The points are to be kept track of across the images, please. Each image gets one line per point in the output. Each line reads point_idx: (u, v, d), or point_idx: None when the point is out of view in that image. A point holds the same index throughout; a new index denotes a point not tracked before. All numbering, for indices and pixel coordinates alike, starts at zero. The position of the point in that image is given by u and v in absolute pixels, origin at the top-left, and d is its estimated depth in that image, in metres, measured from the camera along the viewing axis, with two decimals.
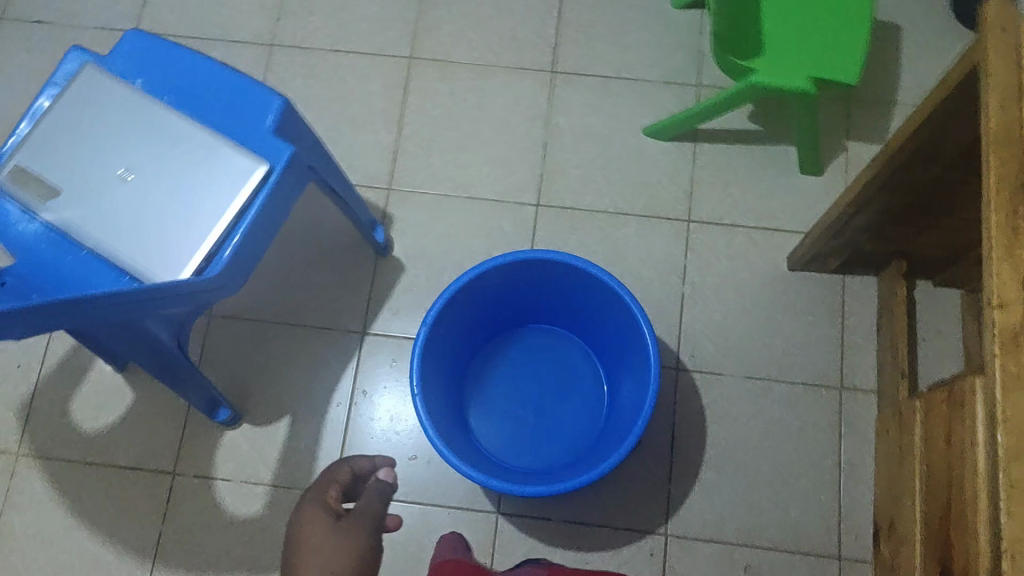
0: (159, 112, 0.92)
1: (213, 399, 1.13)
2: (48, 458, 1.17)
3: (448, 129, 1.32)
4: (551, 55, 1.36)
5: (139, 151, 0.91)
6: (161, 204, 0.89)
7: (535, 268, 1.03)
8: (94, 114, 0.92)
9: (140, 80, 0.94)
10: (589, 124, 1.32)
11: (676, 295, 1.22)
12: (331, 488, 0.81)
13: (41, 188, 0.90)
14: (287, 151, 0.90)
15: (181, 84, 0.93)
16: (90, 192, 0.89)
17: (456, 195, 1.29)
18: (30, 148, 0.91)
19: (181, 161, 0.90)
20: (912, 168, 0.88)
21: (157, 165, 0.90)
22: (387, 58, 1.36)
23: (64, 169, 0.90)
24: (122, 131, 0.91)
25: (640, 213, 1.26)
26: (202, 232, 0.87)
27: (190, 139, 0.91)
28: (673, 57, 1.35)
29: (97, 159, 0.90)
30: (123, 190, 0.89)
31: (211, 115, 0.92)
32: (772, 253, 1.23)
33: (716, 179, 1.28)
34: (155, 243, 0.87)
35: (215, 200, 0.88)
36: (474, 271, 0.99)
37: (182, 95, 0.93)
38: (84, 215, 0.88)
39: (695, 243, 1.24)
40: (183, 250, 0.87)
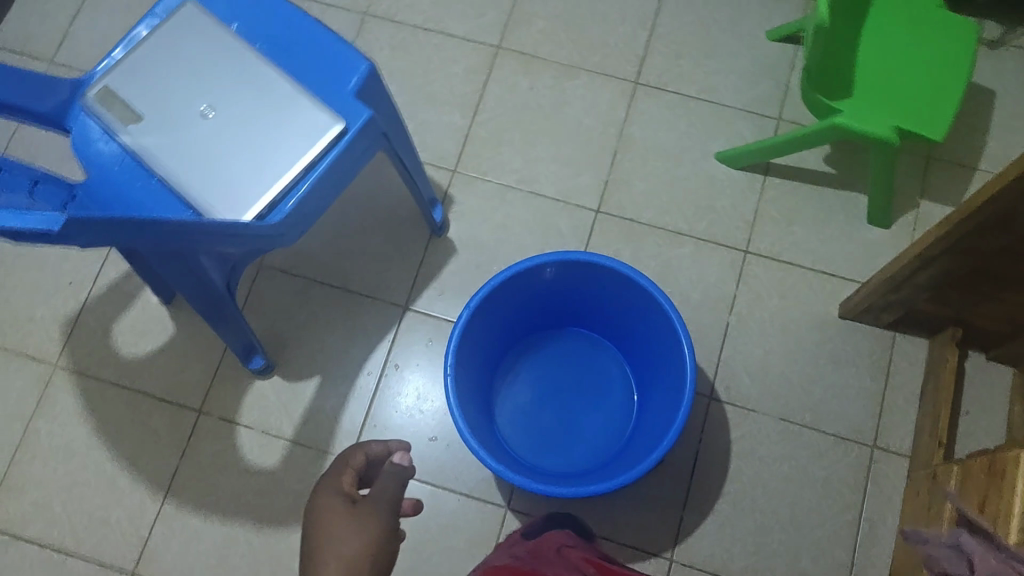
0: (247, 56, 0.94)
1: (249, 344, 1.14)
2: (84, 375, 1.20)
3: (522, 122, 1.33)
4: (636, 66, 1.35)
5: (222, 91, 0.93)
6: (235, 147, 0.91)
7: (587, 271, 1.02)
8: (187, 49, 0.94)
9: (235, 23, 0.96)
10: (663, 139, 1.31)
11: (721, 324, 1.20)
12: (347, 472, 0.78)
13: (126, 113, 0.92)
14: (364, 114, 0.91)
15: (274, 34, 0.95)
16: (171, 124, 0.92)
17: (519, 188, 1.29)
18: (122, 72, 0.93)
19: (261, 108, 0.92)
20: (984, 233, 0.86)
21: (238, 108, 0.92)
22: (474, 44, 1.37)
23: (150, 98, 0.93)
24: (210, 70, 0.93)
25: (698, 236, 1.25)
26: (269, 180, 0.89)
27: (273, 88, 0.92)
28: (758, 87, 1.34)
29: (183, 93, 0.93)
30: (202, 128, 0.92)
31: (297, 68, 0.94)
32: (825, 298, 1.21)
33: (781, 216, 1.26)
34: (223, 183, 0.89)
35: (287, 151, 0.90)
36: (526, 264, 0.99)
37: (272, 44, 0.95)
38: (162, 145, 0.91)
39: (749, 275, 1.23)
40: (249, 195, 0.89)
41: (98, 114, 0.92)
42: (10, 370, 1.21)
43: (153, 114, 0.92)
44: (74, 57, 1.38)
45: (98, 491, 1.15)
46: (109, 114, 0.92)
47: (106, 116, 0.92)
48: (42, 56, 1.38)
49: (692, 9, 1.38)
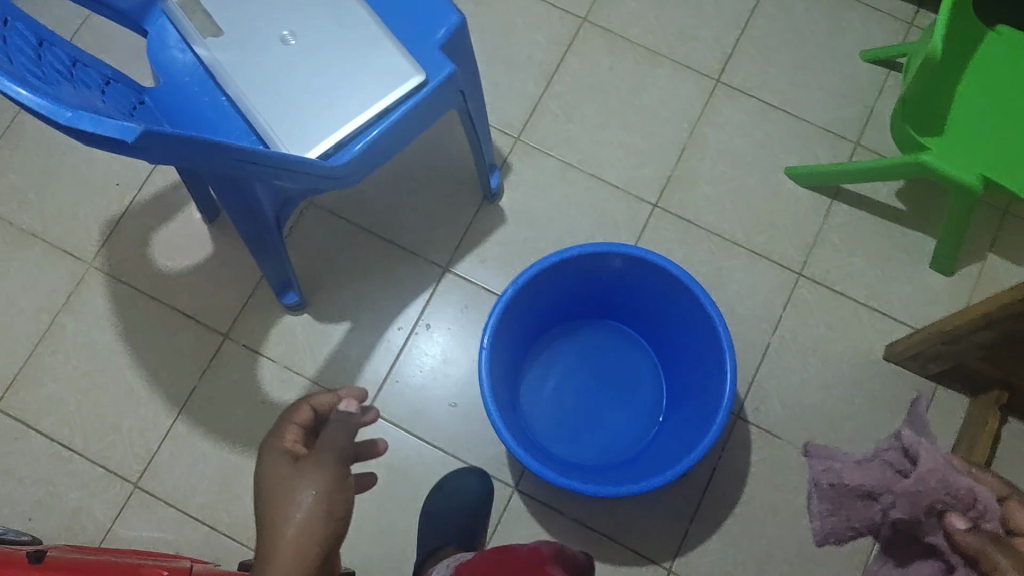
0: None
1: (286, 280, 1.13)
2: (117, 279, 1.20)
3: (596, 102, 1.29)
4: (721, 64, 1.31)
5: (308, 20, 0.90)
6: (311, 80, 0.88)
7: (642, 267, 0.99)
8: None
9: None
10: (736, 144, 1.27)
11: (761, 343, 1.18)
12: (291, 430, 0.76)
13: (204, 23, 0.89)
14: (446, 69, 0.88)
15: None
16: (250, 44, 0.89)
17: (581, 168, 1.26)
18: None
19: (343, 43, 0.89)
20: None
21: (320, 39, 0.89)
22: (560, 12, 1.33)
23: (232, 13, 0.89)
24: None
25: (754, 250, 1.22)
26: (340, 120, 0.86)
27: (359, 24, 0.89)
28: (842, 107, 1.29)
29: (267, 14, 0.90)
30: (280, 53, 0.88)
31: (386, 9, 0.91)
32: (871, 336, 1.18)
33: (842, 244, 1.23)
34: (293, 115, 0.87)
35: (363, 93, 0.87)
36: (583, 248, 0.97)
37: None
38: (237, 64, 0.88)
39: (798, 298, 1.20)
40: (317, 131, 0.86)
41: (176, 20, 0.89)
42: (46, 261, 1.21)
43: (233, 30, 0.89)
44: None
45: (114, 397, 1.15)
46: (187, 21, 0.89)
47: (184, 23, 0.89)
48: None
49: (787, 16, 1.34)
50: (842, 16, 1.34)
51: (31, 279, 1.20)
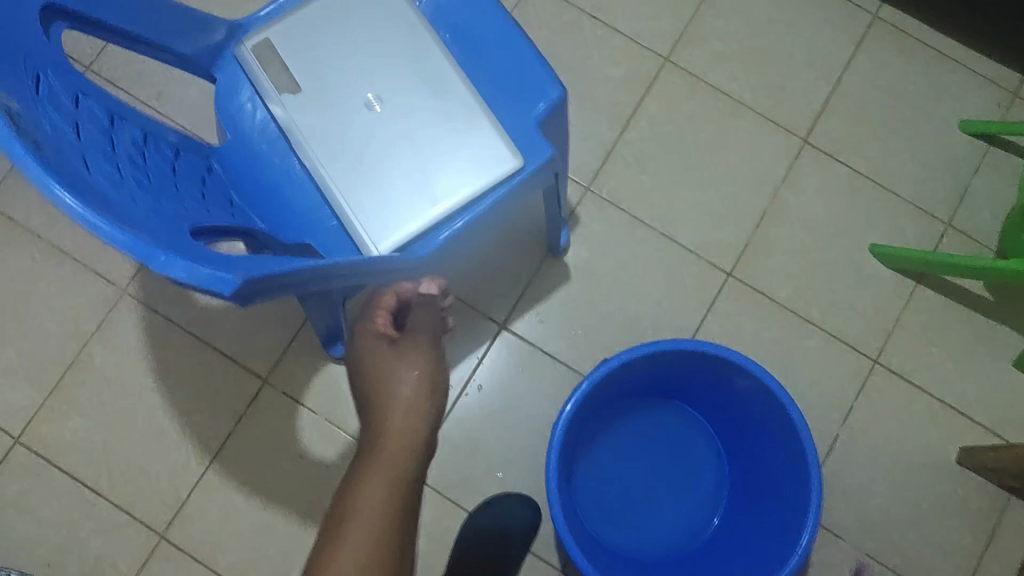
0: (432, 44, 0.81)
1: (334, 330, 1.04)
2: (150, 309, 1.12)
3: (673, 153, 1.20)
4: (810, 122, 1.21)
5: (395, 79, 0.81)
6: (397, 153, 0.80)
7: (723, 368, 0.93)
8: (365, 15, 0.81)
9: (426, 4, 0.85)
10: (819, 214, 1.19)
11: (830, 436, 1.13)
12: (379, 313, 0.75)
13: (281, 78, 0.80)
14: (542, 152, 0.81)
15: (467, 26, 0.83)
16: (330, 106, 0.80)
17: (652, 226, 1.18)
18: (287, 27, 0.81)
19: (433, 113, 0.80)
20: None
21: (407, 106, 0.80)
22: (641, 48, 1.22)
23: (312, 67, 0.80)
24: (385, 48, 0.81)
25: (829, 332, 1.16)
26: (426, 204, 0.79)
27: (452, 92, 0.80)
28: (934, 181, 1.20)
29: (351, 70, 0.81)
30: (363, 118, 0.80)
31: (481, 74, 0.82)
32: (944, 435, 1.13)
33: (922, 332, 1.16)
34: (374, 193, 0.79)
35: (452, 174, 0.79)
36: (664, 345, 0.90)
37: (462, 39, 0.83)
38: (316, 127, 0.80)
39: (871, 388, 1.14)
40: (399, 215, 0.78)
41: (249, 74, 0.80)
42: (73, 283, 1.12)
43: (312, 90, 0.80)
44: None
45: (144, 437, 1.09)
46: (261, 74, 0.80)
47: (258, 77, 0.80)
48: None
49: (885, 72, 1.23)
50: (944, 78, 1.23)
51: (58, 300, 1.12)
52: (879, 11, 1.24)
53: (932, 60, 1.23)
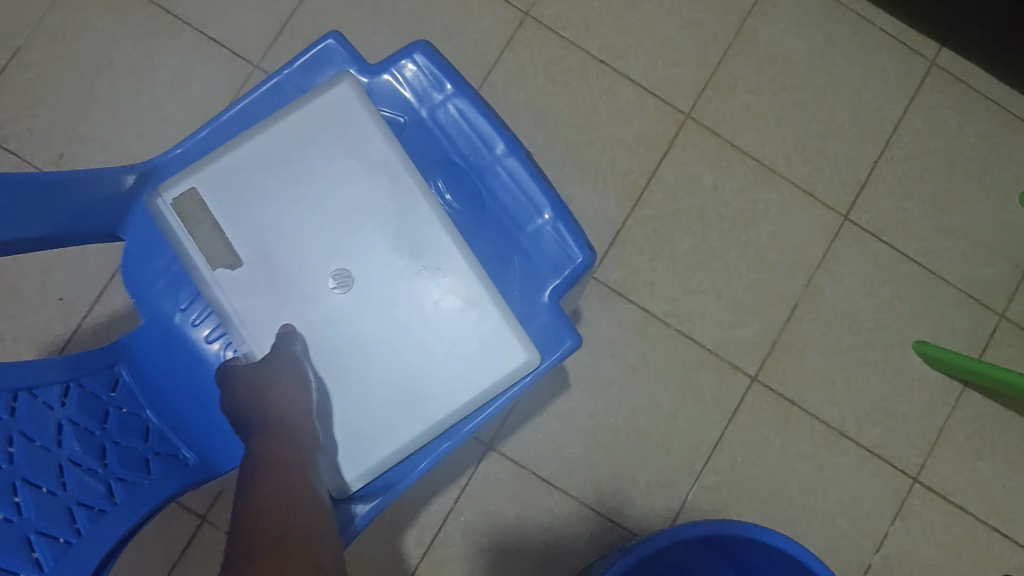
0: (421, 196, 0.60)
1: None
2: None
3: (691, 232, 1.01)
4: (853, 196, 1.04)
5: (371, 244, 0.60)
6: (372, 348, 0.60)
7: (783, 559, 0.78)
8: (331, 156, 0.60)
9: (406, 135, 0.66)
10: (857, 305, 1.02)
11: (862, 566, 0.98)
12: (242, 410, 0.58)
13: (215, 245, 0.59)
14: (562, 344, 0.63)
15: (465, 167, 0.65)
16: (282, 282, 0.59)
17: (666, 321, 1.00)
18: (221, 171, 0.60)
19: (423, 291, 0.60)
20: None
21: (386, 283, 0.60)
22: (658, 102, 1.03)
23: (257, 228, 0.60)
24: (356, 202, 0.60)
25: (865, 445, 1.00)
26: (414, 419, 0.59)
27: (446, 264, 0.60)
28: (991, 265, 1.04)
29: (311, 232, 0.60)
30: (325, 300, 0.60)
31: (485, 237, 0.65)
32: (988, 564, 0.99)
33: (968, 444, 1.01)
34: (341, 403, 0.59)
35: (448, 378, 0.59)
36: (723, 528, 0.77)
37: (459, 184, 0.66)
38: (263, 312, 0.59)
39: (909, 509, 0.99)
40: (374, 433, 0.59)
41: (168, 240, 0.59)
42: None
43: (258, 261, 0.59)
44: None
45: None
46: (186, 238, 0.59)
47: (182, 243, 0.59)
48: None
49: (939, 133, 1.06)
50: (1007, 141, 1.06)
51: None
52: (937, 56, 1.07)
53: (993, 118, 1.06)
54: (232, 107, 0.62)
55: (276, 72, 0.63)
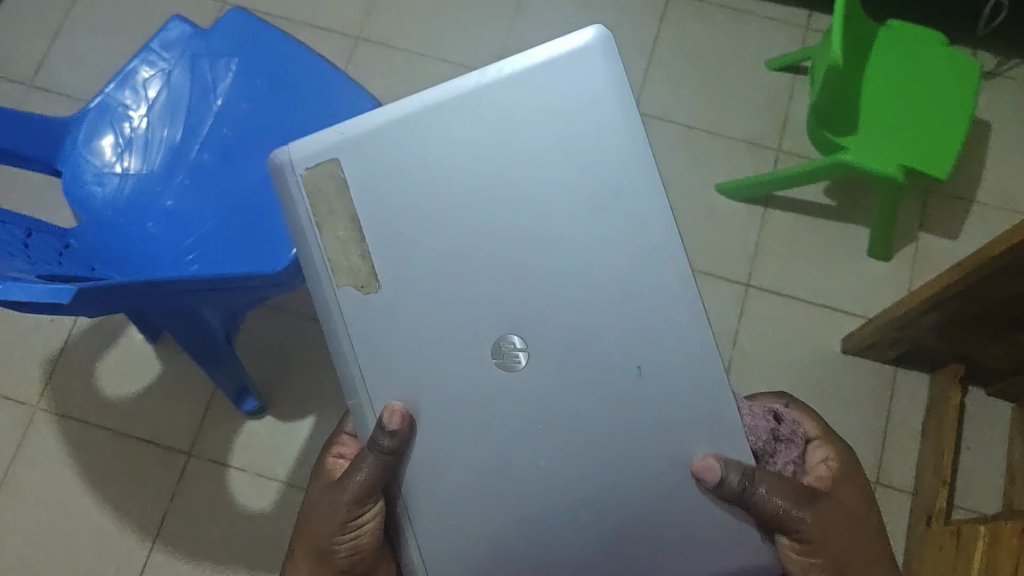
0: (616, 241, 0.61)
1: (242, 385, 1.11)
2: (67, 418, 1.16)
3: None
4: (636, 95, 1.34)
5: (532, 290, 0.61)
6: (541, 422, 0.60)
7: None
8: (521, 209, 0.61)
9: (234, 60, 0.95)
10: (663, 171, 1.30)
11: (723, 360, 1.22)
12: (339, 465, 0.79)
13: (353, 261, 0.62)
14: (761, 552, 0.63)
15: (280, 75, 0.94)
16: (419, 323, 0.61)
17: None
18: (382, 142, 0.62)
19: (588, 358, 0.61)
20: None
21: (583, 355, 0.61)
22: (472, 69, 1.34)
23: (418, 280, 0.61)
24: (528, 225, 0.61)
25: (700, 269, 1.26)
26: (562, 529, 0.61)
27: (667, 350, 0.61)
28: (760, 116, 1.32)
29: (467, 265, 0.61)
30: (505, 368, 0.61)
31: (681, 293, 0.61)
32: (828, 332, 1.23)
33: (782, 248, 1.26)
34: (466, 525, 0.61)
35: (590, 480, 0.60)
36: None
37: (278, 84, 0.94)
38: (382, 379, 0.61)
39: (750, 309, 1.24)
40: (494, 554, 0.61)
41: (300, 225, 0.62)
42: None
43: (397, 308, 0.61)
44: (58, 83, 1.34)
45: (82, 538, 1.12)
46: (317, 242, 0.62)
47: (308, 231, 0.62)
48: (21, 80, 1.34)
49: (692, 37, 1.36)
50: (744, 29, 1.37)
51: None
52: None
53: (728, 18, 1.37)
54: (106, 86, 0.93)
55: (132, 58, 0.95)
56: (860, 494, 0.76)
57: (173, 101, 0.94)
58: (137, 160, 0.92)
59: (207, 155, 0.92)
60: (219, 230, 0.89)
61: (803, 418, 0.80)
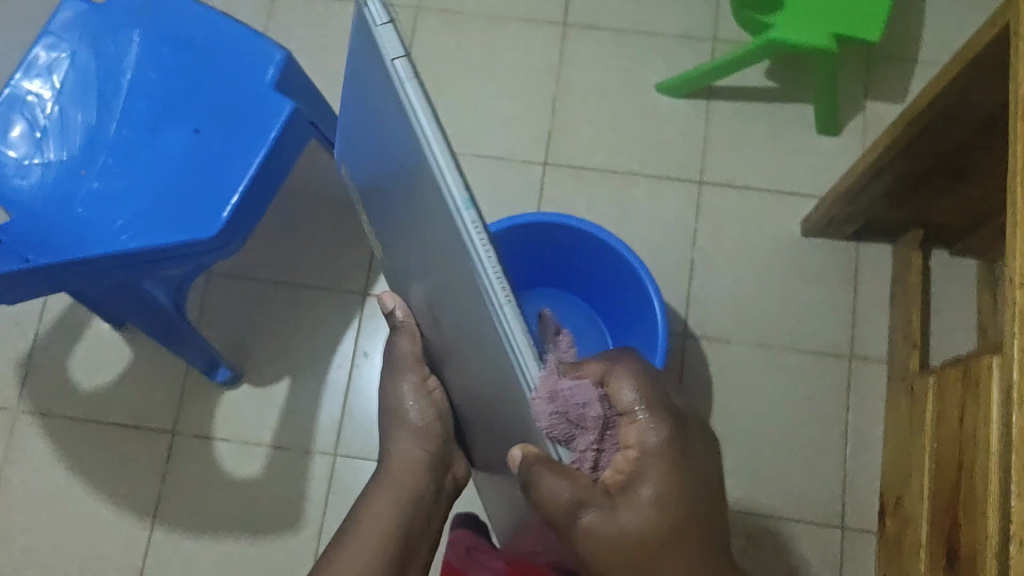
0: (431, 222, 0.55)
1: (212, 358, 1.11)
2: (48, 416, 1.17)
3: (455, 83, 1.28)
4: (564, 6, 1.31)
5: (436, 277, 0.61)
6: (469, 376, 0.65)
7: (548, 230, 1.02)
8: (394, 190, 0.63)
9: (137, 30, 0.94)
10: (602, 81, 1.28)
11: (686, 260, 1.22)
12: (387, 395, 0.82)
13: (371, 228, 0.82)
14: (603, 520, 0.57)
15: (186, 37, 0.93)
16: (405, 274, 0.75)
17: (464, 151, 1.26)
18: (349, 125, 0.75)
19: (466, 342, 0.60)
20: (971, 95, 0.80)
21: (459, 331, 0.60)
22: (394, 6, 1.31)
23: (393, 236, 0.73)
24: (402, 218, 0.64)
25: (651, 173, 1.24)
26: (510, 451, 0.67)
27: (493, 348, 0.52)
28: (691, 9, 1.30)
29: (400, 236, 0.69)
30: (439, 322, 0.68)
31: (489, 287, 0.49)
32: (785, 217, 1.22)
33: (730, 140, 1.25)
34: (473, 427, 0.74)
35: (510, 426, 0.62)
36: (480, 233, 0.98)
37: (184, 46, 0.93)
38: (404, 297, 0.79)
39: (707, 205, 1.23)
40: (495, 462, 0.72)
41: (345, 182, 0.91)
42: None
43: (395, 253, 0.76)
44: None
45: (83, 529, 1.14)
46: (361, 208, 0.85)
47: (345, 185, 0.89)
48: None
49: None
50: None
51: None
52: None
53: None
54: (12, 77, 0.92)
55: (32, 44, 0.94)
56: (693, 502, 0.55)
57: (82, 82, 0.93)
58: (56, 147, 0.91)
59: (124, 131, 0.91)
60: (143, 203, 0.88)
61: (621, 388, 0.56)
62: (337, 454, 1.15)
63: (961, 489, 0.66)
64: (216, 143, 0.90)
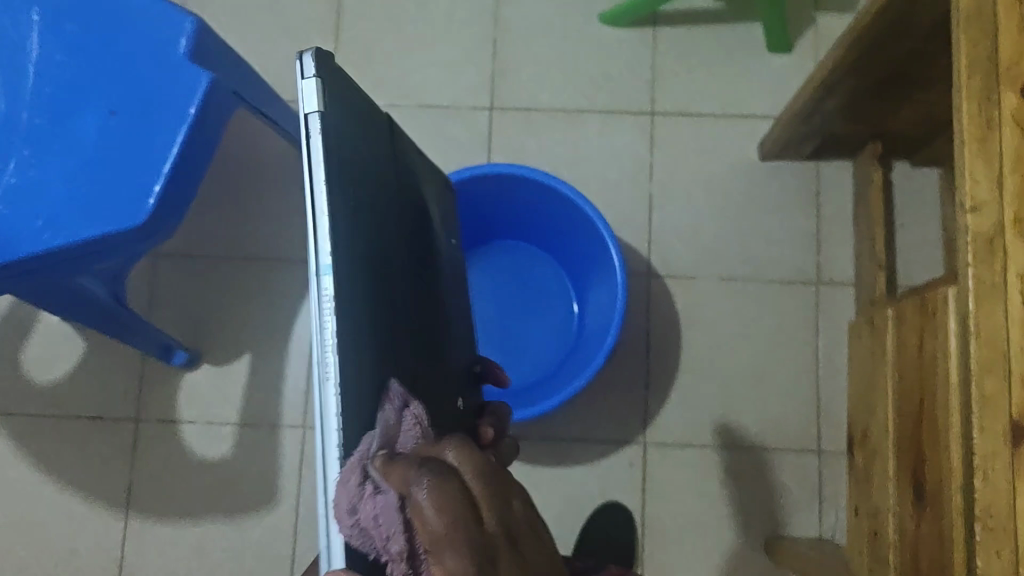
0: None
1: (165, 342, 1.08)
2: (7, 416, 1.14)
3: (389, 32, 1.22)
4: None
5: None
6: None
7: (501, 182, 0.99)
8: None
9: (36, 10, 0.88)
10: (543, 16, 1.22)
11: (644, 197, 1.18)
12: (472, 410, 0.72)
13: None
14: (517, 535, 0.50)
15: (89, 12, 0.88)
16: None
17: (405, 103, 1.21)
18: None
19: None
20: (914, 7, 0.76)
21: None
22: None
23: None
24: None
25: (602, 110, 1.20)
26: None
27: None
28: None
29: None
30: None
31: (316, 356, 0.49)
32: (742, 143, 1.19)
33: (680, 67, 1.21)
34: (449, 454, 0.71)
35: None
36: None
37: (88, 21, 0.87)
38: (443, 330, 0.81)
39: (661, 138, 1.19)
40: None
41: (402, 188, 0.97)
42: None
43: None
44: None
45: (57, 525, 1.13)
46: None
47: None
48: None
49: None
50: None
51: None
52: None
53: None
54: None
55: None
56: None
57: None
58: None
59: (34, 117, 0.86)
60: (58, 193, 0.83)
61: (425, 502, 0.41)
62: (306, 427, 1.13)
63: (924, 424, 0.66)
64: (131, 125, 0.84)
